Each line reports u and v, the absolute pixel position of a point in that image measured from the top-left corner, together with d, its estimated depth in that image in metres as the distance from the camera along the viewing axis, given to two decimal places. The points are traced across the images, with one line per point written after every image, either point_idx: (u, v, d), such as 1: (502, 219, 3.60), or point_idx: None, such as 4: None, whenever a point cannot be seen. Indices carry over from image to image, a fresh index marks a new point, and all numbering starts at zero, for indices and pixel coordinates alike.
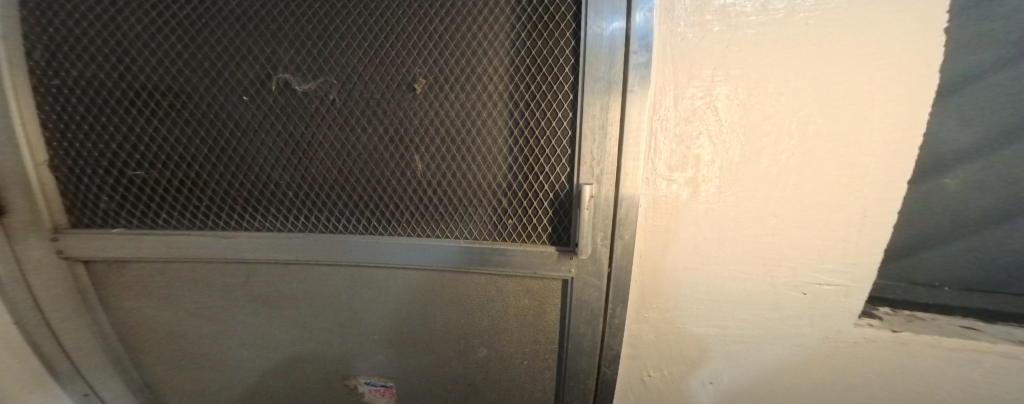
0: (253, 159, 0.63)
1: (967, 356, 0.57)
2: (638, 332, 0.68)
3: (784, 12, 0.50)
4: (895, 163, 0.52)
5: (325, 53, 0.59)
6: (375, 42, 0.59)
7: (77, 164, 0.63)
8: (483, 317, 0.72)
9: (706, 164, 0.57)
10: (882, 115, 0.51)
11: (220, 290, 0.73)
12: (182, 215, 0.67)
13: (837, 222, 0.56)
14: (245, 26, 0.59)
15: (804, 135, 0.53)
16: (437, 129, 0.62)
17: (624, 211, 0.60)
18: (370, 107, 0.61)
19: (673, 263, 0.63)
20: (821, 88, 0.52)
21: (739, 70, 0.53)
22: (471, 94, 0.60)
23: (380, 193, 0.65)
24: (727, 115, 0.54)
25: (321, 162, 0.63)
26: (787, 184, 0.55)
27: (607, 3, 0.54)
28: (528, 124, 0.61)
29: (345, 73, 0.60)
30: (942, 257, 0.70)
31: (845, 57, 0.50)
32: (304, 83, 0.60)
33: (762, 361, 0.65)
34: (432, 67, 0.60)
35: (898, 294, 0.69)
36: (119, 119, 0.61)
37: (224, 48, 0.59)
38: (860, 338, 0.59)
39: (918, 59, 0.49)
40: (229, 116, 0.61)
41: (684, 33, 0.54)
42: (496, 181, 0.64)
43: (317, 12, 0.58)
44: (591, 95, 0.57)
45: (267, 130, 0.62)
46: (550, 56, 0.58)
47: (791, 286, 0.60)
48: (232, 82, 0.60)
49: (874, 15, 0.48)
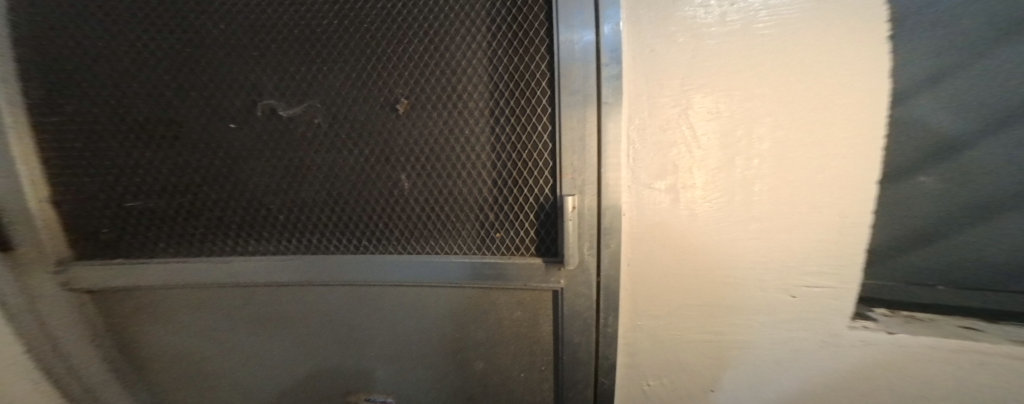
0: (244, 185, 0.66)
1: (974, 358, 0.54)
2: (634, 340, 0.67)
3: (740, 24, 0.52)
4: (865, 164, 0.52)
5: (308, 78, 0.62)
6: (356, 65, 0.61)
7: (82, 199, 0.68)
8: (479, 330, 0.72)
9: (685, 171, 0.56)
10: (845, 118, 0.52)
11: (220, 313, 0.75)
12: (180, 243, 0.70)
13: (817, 224, 0.55)
14: (230, 55, 0.62)
15: (777, 138, 0.53)
16: (422, 147, 0.64)
17: (609, 220, 0.60)
18: (355, 128, 0.63)
19: (663, 270, 0.61)
20: (787, 93, 0.52)
21: (705, 80, 0.53)
22: (452, 111, 0.62)
23: (368, 213, 0.67)
24: (701, 123, 0.54)
25: (310, 184, 0.66)
26: (764, 188, 0.55)
27: (577, 18, 0.56)
28: (508, 138, 0.62)
29: (330, 98, 0.62)
30: (938, 256, 0.68)
31: (805, 62, 0.51)
32: (289, 108, 0.63)
33: (766, 367, 0.62)
34: (413, 87, 0.62)
35: (897, 296, 0.67)
36: (117, 153, 0.65)
37: (211, 77, 0.62)
38: (858, 342, 0.57)
39: (865, 65, 0.51)
40: (218, 143, 0.64)
41: (653, 45, 0.55)
42: (481, 195, 0.65)
43: (301, 40, 0.61)
44: (569, 108, 0.58)
45: (257, 156, 0.65)
46: (527, 71, 0.60)
47: (780, 288, 0.58)
48: (220, 111, 0.63)
49: (824, 24, 0.50)
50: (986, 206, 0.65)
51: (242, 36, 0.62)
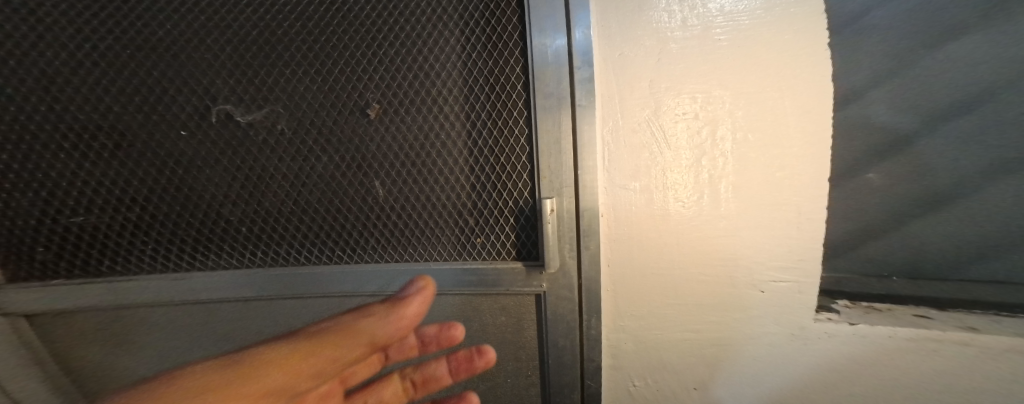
0: (200, 197, 0.64)
1: (950, 351, 0.52)
2: (618, 342, 0.66)
3: (701, 28, 0.53)
4: (819, 162, 0.54)
5: (268, 82, 0.60)
6: (319, 69, 0.60)
7: (13, 214, 0.64)
8: (464, 337, 0.71)
9: (656, 173, 0.57)
10: (797, 118, 0.53)
11: (178, 333, 0.71)
12: (131, 259, 0.68)
13: (778, 221, 0.56)
14: (178, 57, 0.60)
15: (739, 139, 0.55)
16: (394, 153, 0.63)
17: (587, 222, 0.61)
18: (321, 134, 0.62)
19: (641, 270, 0.61)
20: (744, 94, 0.53)
21: (667, 83, 0.55)
22: (426, 116, 0.62)
23: (338, 221, 0.66)
24: (670, 127, 0.56)
25: (274, 192, 0.64)
26: (726, 187, 0.56)
27: (549, 21, 0.57)
28: (481, 142, 0.62)
29: (292, 102, 0.61)
30: (919, 245, 0.63)
31: (761, 64, 0.53)
32: (247, 114, 0.61)
33: (750, 364, 0.61)
34: (385, 92, 0.61)
35: (876, 289, 0.63)
36: (51, 166, 0.62)
37: (156, 80, 0.60)
38: (823, 333, 0.57)
39: (812, 65, 0.52)
40: (167, 151, 0.62)
41: (622, 48, 0.56)
42: (453, 199, 0.64)
43: (259, 42, 0.59)
44: (544, 111, 0.59)
45: (216, 165, 0.63)
46: (502, 74, 0.60)
47: (749, 284, 0.58)
48: (169, 117, 0.61)
49: (774, 28, 0.52)
50: (966, 190, 0.61)
51: (194, 40, 0.60)
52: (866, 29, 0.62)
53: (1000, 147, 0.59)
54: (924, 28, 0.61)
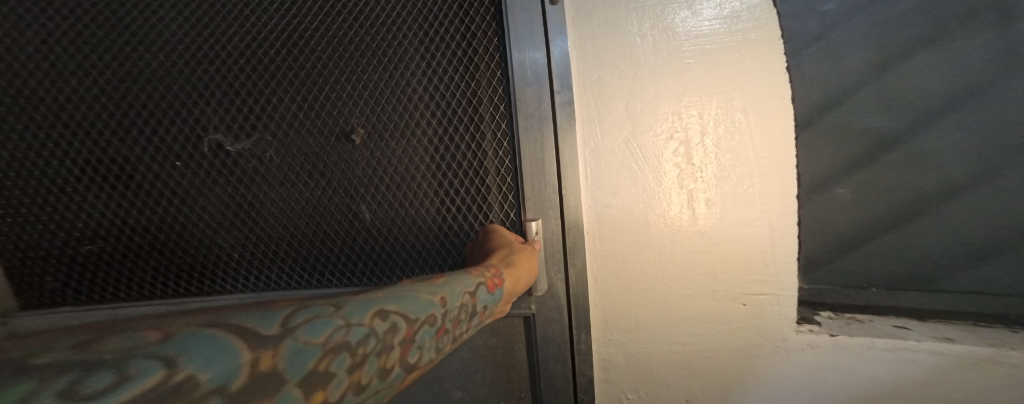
0: (202, 225, 0.65)
1: (928, 360, 0.52)
2: (607, 355, 0.66)
3: (669, 52, 0.56)
4: (785, 179, 0.56)
5: (255, 111, 0.62)
6: (305, 97, 0.62)
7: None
8: (454, 357, 0.67)
9: (637, 190, 0.59)
10: (763, 142, 0.55)
11: None
12: (124, 289, 0.68)
13: (752, 235, 0.58)
14: (176, 90, 0.61)
15: (716, 157, 0.56)
16: (380, 177, 0.63)
17: (572, 239, 0.62)
18: (308, 159, 0.63)
19: (626, 284, 0.62)
20: (717, 114, 0.55)
21: (641, 104, 0.57)
22: (412, 141, 0.63)
23: (321, 249, 0.65)
24: (647, 149, 0.57)
25: (264, 219, 0.64)
26: (703, 203, 0.58)
27: (526, 41, 0.60)
28: (467, 162, 0.63)
29: (281, 131, 0.62)
30: (906, 256, 0.62)
31: (731, 84, 0.55)
32: (236, 143, 0.62)
33: (740, 376, 0.61)
34: (370, 118, 0.62)
35: (860, 300, 0.63)
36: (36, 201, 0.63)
37: (156, 115, 0.61)
38: (805, 344, 0.58)
39: (772, 84, 0.54)
40: (167, 182, 0.63)
41: (598, 72, 0.58)
42: (439, 222, 0.64)
43: (247, 70, 0.61)
44: (526, 132, 0.60)
45: (207, 196, 0.64)
46: (484, 95, 0.62)
47: (731, 297, 0.59)
48: (166, 149, 0.62)
49: (740, 51, 0.54)
50: (943, 199, 0.60)
51: (185, 69, 0.61)
52: (839, 42, 0.63)
53: (976, 156, 0.59)
54: (889, 40, 0.61)
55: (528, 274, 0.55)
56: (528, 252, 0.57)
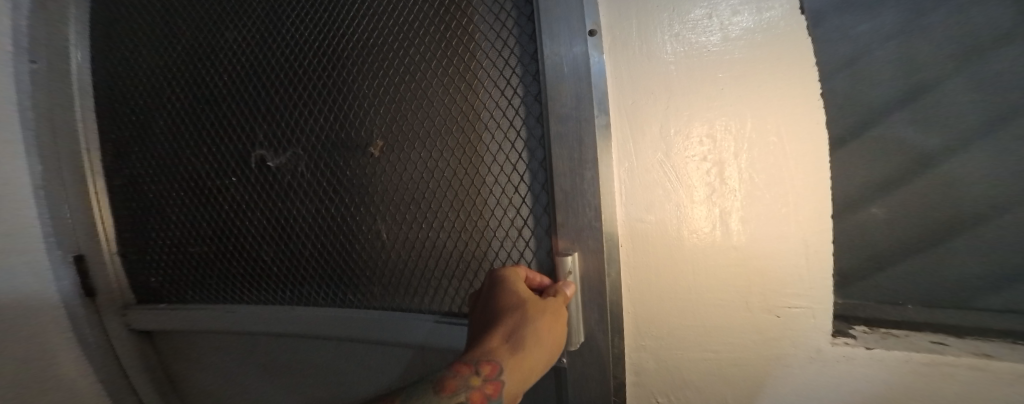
0: (252, 224, 0.84)
1: (967, 376, 0.53)
2: (639, 360, 0.69)
3: (700, 74, 0.58)
4: (816, 195, 0.58)
5: (291, 131, 0.78)
6: (332, 116, 0.75)
7: (145, 242, 0.97)
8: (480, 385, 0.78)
9: (670, 208, 0.61)
10: (796, 163, 0.57)
11: (241, 356, 0.97)
12: (207, 273, 0.92)
13: (785, 250, 0.60)
14: (237, 118, 0.82)
15: (749, 174, 0.58)
16: (392, 183, 0.74)
17: (609, 251, 0.64)
18: (331, 172, 0.76)
19: (659, 294, 0.65)
20: (751, 132, 0.58)
21: (674, 126, 0.60)
22: (423, 152, 0.71)
23: (343, 247, 0.79)
24: (679, 167, 0.60)
25: (297, 221, 0.81)
26: (733, 220, 0.60)
27: (562, 30, 0.62)
28: (484, 147, 0.68)
29: (308, 149, 0.77)
30: (936, 271, 0.65)
31: (765, 105, 0.57)
32: (276, 158, 0.80)
33: (773, 384, 0.63)
34: (384, 134, 0.73)
35: (904, 316, 0.63)
36: (159, 206, 0.92)
37: (222, 139, 0.83)
38: (841, 356, 0.59)
39: (799, 107, 0.58)
40: (230, 191, 0.85)
41: (633, 95, 0.61)
42: (451, 229, 0.72)
43: (289, 96, 0.78)
44: (562, 132, 0.63)
45: (254, 203, 0.84)
46: (507, 84, 0.67)
47: (765, 309, 0.61)
48: (227, 166, 0.84)
49: (771, 77, 0.58)
50: (966, 216, 0.64)
51: (244, 97, 0.81)
52: (864, 66, 0.67)
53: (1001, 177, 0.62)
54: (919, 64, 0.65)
55: (539, 352, 0.56)
56: (543, 320, 0.57)
